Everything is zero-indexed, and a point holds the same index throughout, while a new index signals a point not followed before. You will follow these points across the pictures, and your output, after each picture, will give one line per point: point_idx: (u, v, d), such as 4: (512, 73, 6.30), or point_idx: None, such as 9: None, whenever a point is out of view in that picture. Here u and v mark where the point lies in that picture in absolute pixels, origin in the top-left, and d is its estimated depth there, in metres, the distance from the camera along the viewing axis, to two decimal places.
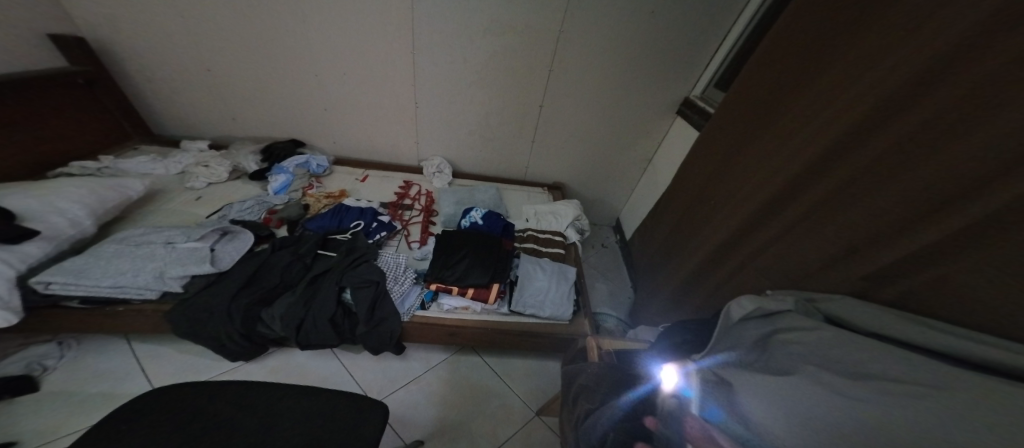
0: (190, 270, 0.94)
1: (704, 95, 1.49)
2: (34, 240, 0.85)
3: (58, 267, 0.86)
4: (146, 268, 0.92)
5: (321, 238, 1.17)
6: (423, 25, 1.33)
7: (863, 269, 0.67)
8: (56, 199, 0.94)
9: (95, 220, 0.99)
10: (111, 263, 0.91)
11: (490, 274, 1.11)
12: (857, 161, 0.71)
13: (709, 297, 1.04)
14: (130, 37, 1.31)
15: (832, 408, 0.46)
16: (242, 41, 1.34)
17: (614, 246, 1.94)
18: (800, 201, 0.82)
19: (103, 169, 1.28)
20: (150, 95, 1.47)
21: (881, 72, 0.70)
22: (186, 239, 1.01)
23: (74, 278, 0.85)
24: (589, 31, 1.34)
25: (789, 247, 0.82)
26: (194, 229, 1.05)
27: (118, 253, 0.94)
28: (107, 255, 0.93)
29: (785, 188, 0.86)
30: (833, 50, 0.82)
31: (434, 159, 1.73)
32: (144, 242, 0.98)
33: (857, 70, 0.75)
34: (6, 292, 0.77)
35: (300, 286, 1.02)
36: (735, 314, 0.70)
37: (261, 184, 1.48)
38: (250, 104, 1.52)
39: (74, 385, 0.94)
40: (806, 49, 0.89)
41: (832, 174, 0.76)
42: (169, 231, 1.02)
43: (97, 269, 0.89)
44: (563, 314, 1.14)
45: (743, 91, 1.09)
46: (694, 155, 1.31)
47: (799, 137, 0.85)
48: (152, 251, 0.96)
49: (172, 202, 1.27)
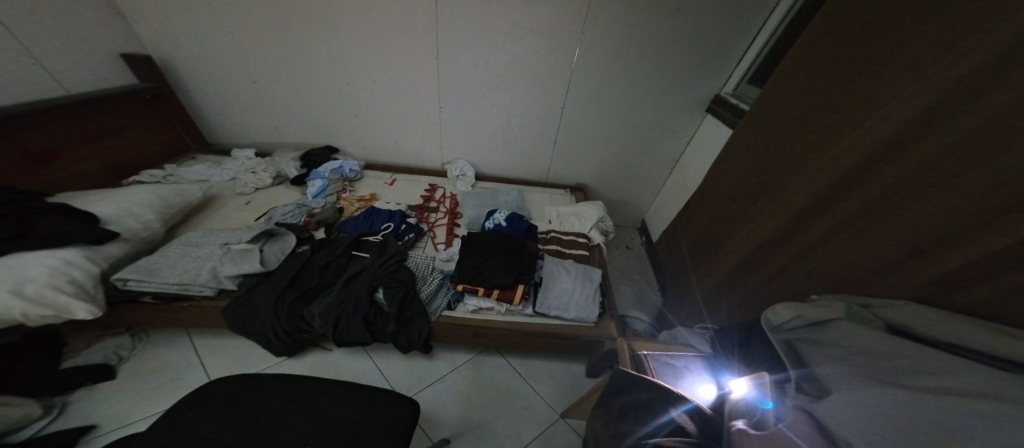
0: (243, 269, 1.03)
1: (735, 91, 1.43)
2: (114, 241, 0.96)
3: (134, 266, 0.97)
4: (206, 267, 1.02)
5: (355, 240, 1.24)
6: (448, 30, 1.36)
7: (930, 272, 0.62)
8: (131, 205, 1.06)
9: (162, 224, 1.11)
10: (178, 262, 1.02)
11: (515, 276, 1.13)
12: (914, 158, 0.67)
13: (746, 303, 1.00)
14: (186, 55, 1.44)
15: (905, 419, 0.48)
16: (281, 54, 1.44)
17: (639, 248, 1.90)
18: (848, 202, 0.78)
19: (168, 177, 1.42)
20: (204, 108, 1.61)
21: (939, 63, 0.66)
22: (240, 241, 1.11)
23: (149, 275, 0.96)
24: (612, 28, 1.32)
25: (837, 252, 0.78)
26: (244, 231, 1.15)
27: (184, 253, 1.05)
28: (174, 255, 1.03)
29: (828, 189, 0.81)
30: (884, 41, 0.77)
31: (458, 162, 1.77)
32: (203, 243, 1.08)
33: (911, 62, 0.71)
34: (94, 288, 0.88)
35: (337, 286, 1.09)
36: (775, 322, 0.71)
37: (299, 189, 1.58)
38: (289, 112, 1.63)
39: (145, 374, 1.06)
40: (848, 42, 0.86)
41: (885, 172, 0.72)
42: (227, 232, 1.13)
43: (164, 268, 1.00)
44: (588, 317, 1.14)
45: (779, 88, 1.04)
46: (727, 156, 1.26)
47: (847, 135, 0.80)
48: (210, 251, 1.06)
49: (224, 206, 1.39)
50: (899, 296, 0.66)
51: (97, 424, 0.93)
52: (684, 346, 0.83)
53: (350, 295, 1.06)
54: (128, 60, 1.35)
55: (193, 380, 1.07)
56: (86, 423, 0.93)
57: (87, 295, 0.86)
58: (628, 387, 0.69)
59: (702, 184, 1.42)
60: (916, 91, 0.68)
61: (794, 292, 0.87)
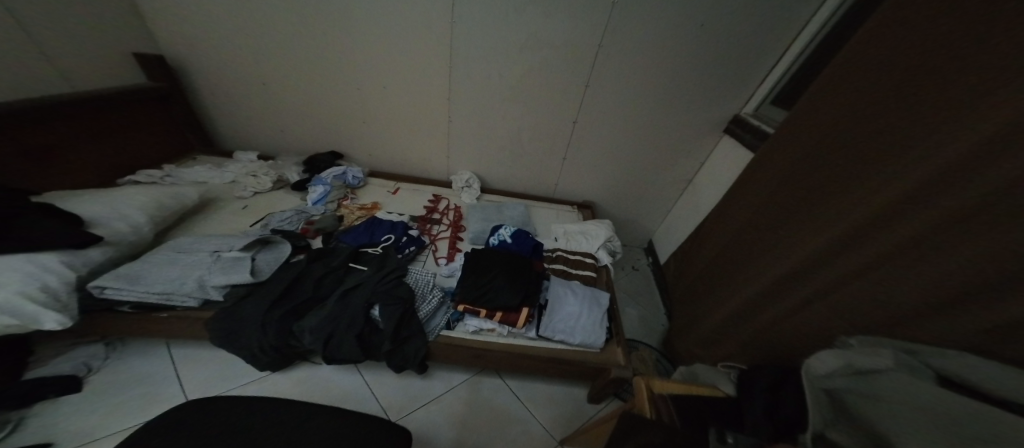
0: (232, 279, 0.98)
1: (757, 112, 1.40)
2: (97, 245, 0.92)
3: (114, 273, 0.93)
4: (193, 276, 0.98)
5: (353, 251, 1.19)
6: (464, 41, 1.35)
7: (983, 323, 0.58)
8: (123, 206, 1.02)
9: (152, 227, 1.06)
10: (163, 270, 0.98)
11: (520, 297, 1.06)
12: (960, 199, 0.64)
13: (761, 336, 0.95)
14: (198, 56, 1.43)
15: None
16: (292, 58, 1.42)
17: (646, 269, 1.84)
18: (880, 239, 0.74)
19: (166, 177, 1.39)
20: (209, 108, 1.59)
21: (989, 103, 0.63)
22: (231, 249, 1.07)
23: (130, 284, 0.91)
24: (632, 44, 1.30)
25: (869, 290, 0.73)
26: (237, 239, 1.12)
27: (170, 260, 1.00)
28: (161, 262, 1.00)
29: (859, 225, 0.78)
30: (921, 78, 0.75)
31: (464, 173, 1.73)
32: (193, 251, 1.05)
33: (952, 101, 0.69)
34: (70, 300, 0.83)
35: (331, 301, 1.03)
36: (818, 369, 0.63)
37: (300, 195, 1.54)
38: (296, 116, 1.60)
39: (115, 388, 1.00)
40: (882, 74, 0.83)
41: (921, 212, 0.69)
42: (219, 239, 1.10)
43: (147, 276, 0.95)
44: (594, 342, 1.07)
45: (802, 116, 1.02)
46: (744, 181, 1.23)
47: (879, 170, 0.78)
48: (201, 259, 1.03)
49: (222, 210, 1.35)
50: (944, 343, 0.62)
51: (54, 442, 0.87)
52: (706, 388, 0.75)
53: (345, 311, 1.01)
54: (143, 60, 1.34)
55: (166, 397, 1.02)
56: (42, 439, 0.87)
57: (59, 303, 0.81)
58: (639, 431, 0.63)
59: (716, 207, 1.38)
60: (964, 129, 0.65)
61: (818, 329, 0.81)
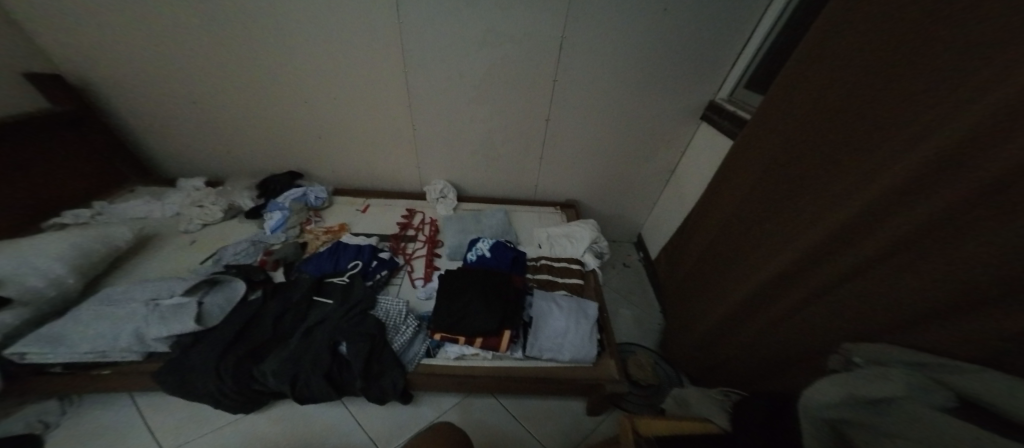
0: (176, 330, 0.88)
1: (731, 97, 1.32)
2: (7, 308, 0.86)
3: (35, 335, 0.83)
4: (127, 330, 0.87)
5: (315, 282, 1.09)
6: (413, 42, 1.24)
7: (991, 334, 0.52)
8: (35, 259, 0.93)
9: (79, 278, 0.99)
10: (91, 327, 0.87)
11: (500, 318, 0.97)
12: (954, 193, 0.57)
13: (762, 338, 0.90)
14: (124, 80, 1.30)
15: None
16: (229, 75, 1.30)
17: (637, 265, 1.77)
18: (871, 238, 0.68)
19: (97, 215, 1.29)
20: (147, 135, 1.47)
21: (968, 90, 0.58)
22: (171, 295, 0.95)
23: (54, 346, 0.82)
24: (594, 33, 1.21)
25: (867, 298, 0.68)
26: (179, 282, 1.00)
27: (96, 314, 0.88)
28: (89, 317, 0.88)
29: (848, 224, 0.72)
30: (896, 61, 0.69)
31: (437, 182, 1.63)
32: (126, 300, 0.93)
33: (931, 85, 0.63)
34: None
35: (293, 340, 0.93)
36: (815, 401, 0.58)
37: (257, 222, 1.43)
38: (245, 135, 1.48)
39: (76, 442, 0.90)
40: (852, 61, 0.78)
41: (912, 208, 0.63)
42: (156, 285, 0.98)
43: (74, 335, 0.85)
44: (584, 358, 1.00)
45: (779, 103, 0.95)
46: (726, 172, 1.16)
47: (865, 161, 0.71)
48: (132, 310, 0.90)
49: (164, 248, 1.26)
50: (960, 356, 0.56)
51: None
52: (698, 424, 0.71)
53: (309, 349, 0.92)
54: (34, 80, 1.19)
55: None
56: None
57: None
58: None
59: (700, 200, 1.31)
60: (948, 116, 0.59)
61: (819, 334, 0.75)
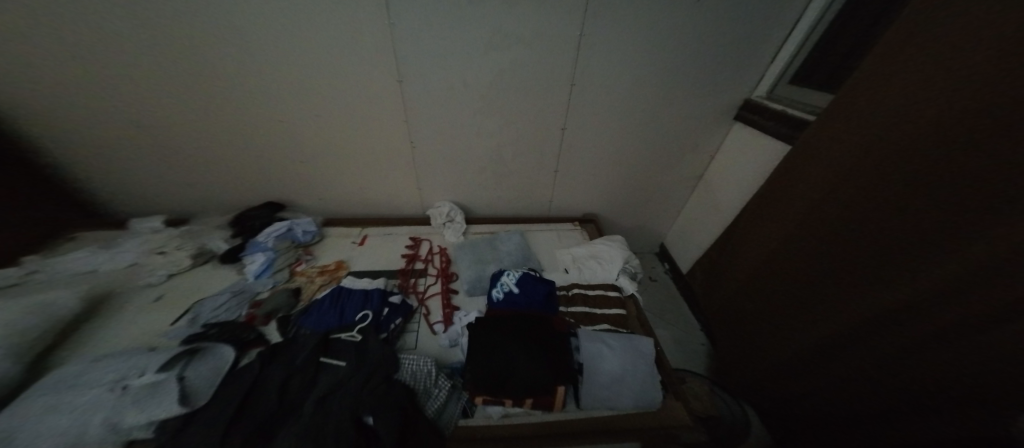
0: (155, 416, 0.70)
1: (771, 94, 1.21)
2: None
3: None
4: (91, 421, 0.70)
5: (323, 337, 0.89)
6: (411, 50, 1.07)
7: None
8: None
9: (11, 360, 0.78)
10: (43, 422, 0.69)
11: (556, 369, 0.80)
12: None
13: (858, 383, 0.81)
14: (52, 108, 1.07)
15: None
16: (190, 97, 1.10)
17: (665, 278, 1.65)
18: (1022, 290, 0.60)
19: (33, 272, 1.07)
20: (91, 172, 1.24)
21: None
22: (145, 372, 0.77)
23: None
24: (619, 31, 1.07)
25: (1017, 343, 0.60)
26: (155, 354, 0.82)
27: (49, 406, 0.70)
28: (40, 409, 0.70)
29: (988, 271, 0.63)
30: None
31: (443, 204, 1.46)
32: (90, 383, 0.75)
33: None
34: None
35: (305, 409, 0.73)
36: None
37: (235, 267, 1.21)
38: (215, 166, 1.27)
39: None
40: (949, 72, 0.69)
41: None
42: (131, 360, 0.80)
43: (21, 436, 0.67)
44: (651, 404, 0.83)
45: (853, 113, 0.84)
46: (773, 186, 1.05)
47: (1001, 198, 0.63)
48: (98, 397, 0.72)
49: (123, 308, 1.05)
50: None
51: None
52: None
53: (328, 421, 0.71)
54: None
55: None
56: None
57: None
58: None
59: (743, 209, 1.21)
60: None
61: (951, 390, 0.68)
